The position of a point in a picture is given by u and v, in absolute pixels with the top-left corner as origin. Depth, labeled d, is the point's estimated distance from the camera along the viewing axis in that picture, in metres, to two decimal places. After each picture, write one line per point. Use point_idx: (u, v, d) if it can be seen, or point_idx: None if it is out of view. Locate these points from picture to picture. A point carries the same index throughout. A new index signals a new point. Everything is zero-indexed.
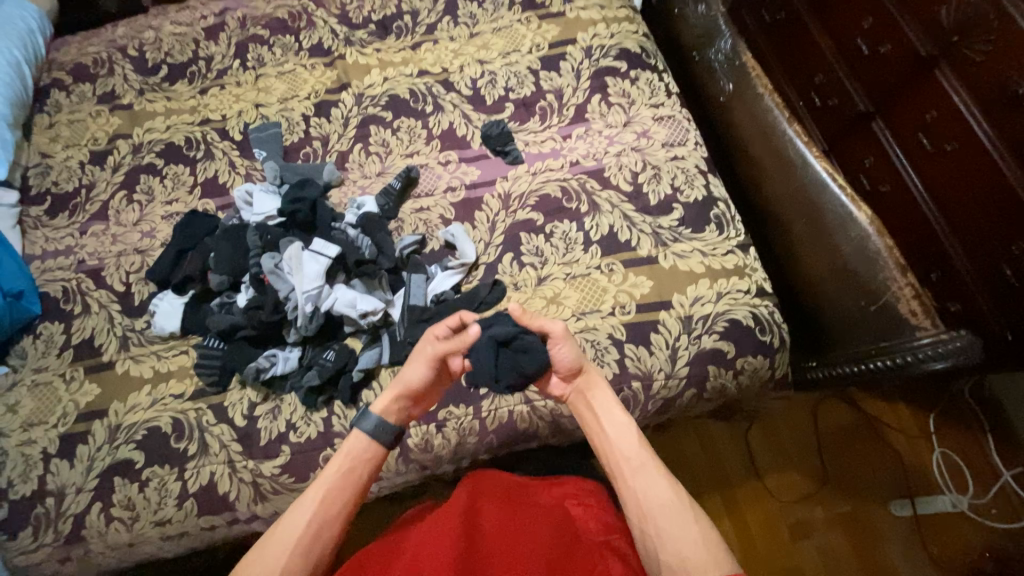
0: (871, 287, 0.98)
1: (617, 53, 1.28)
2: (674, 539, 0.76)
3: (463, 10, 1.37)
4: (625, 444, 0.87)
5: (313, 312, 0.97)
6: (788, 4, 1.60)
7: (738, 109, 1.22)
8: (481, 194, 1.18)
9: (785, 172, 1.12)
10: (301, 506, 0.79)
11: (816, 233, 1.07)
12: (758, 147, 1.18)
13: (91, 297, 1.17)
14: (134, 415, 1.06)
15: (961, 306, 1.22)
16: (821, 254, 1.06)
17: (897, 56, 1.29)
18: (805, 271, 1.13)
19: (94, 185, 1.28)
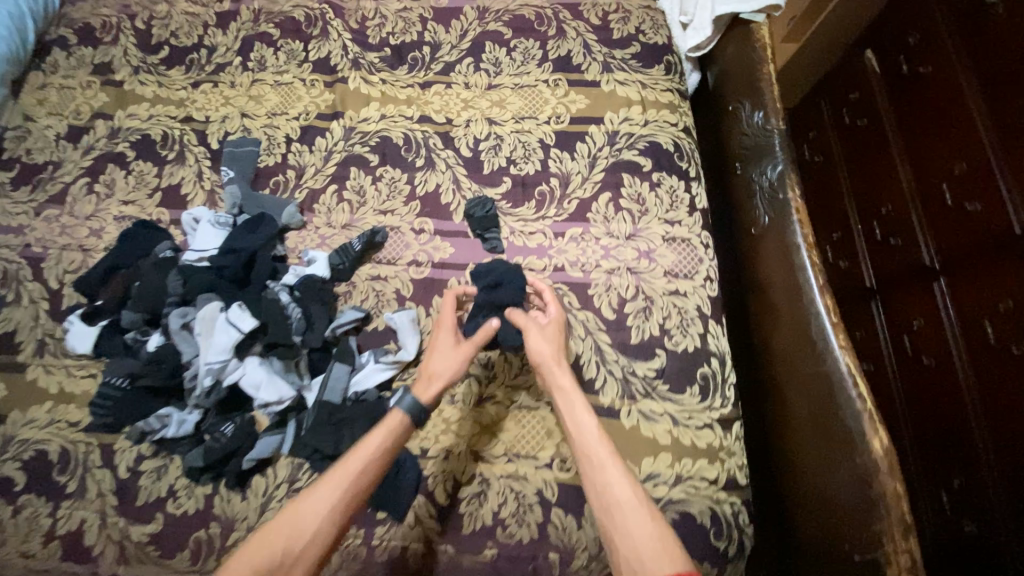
0: (862, 531, 0.77)
1: (644, 147, 1.10)
2: (639, 539, 0.64)
3: (488, 54, 1.22)
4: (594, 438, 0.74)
5: (212, 387, 0.88)
6: (874, 110, 1.33)
7: (770, 247, 1.00)
8: (447, 277, 1.04)
9: (802, 346, 0.91)
10: (326, 485, 0.71)
11: (819, 431, 0.87)
12: (782, 300, 0.97)
13: (23, 288, 1.10)
14: (28, 430, 0.98)
15: (978, 529, 0.99)
16: (819, 458, 0.87)
17: (987, 217, 1.01)
18: (795, 463, 0.94)
19: (62, 164, 1.20)
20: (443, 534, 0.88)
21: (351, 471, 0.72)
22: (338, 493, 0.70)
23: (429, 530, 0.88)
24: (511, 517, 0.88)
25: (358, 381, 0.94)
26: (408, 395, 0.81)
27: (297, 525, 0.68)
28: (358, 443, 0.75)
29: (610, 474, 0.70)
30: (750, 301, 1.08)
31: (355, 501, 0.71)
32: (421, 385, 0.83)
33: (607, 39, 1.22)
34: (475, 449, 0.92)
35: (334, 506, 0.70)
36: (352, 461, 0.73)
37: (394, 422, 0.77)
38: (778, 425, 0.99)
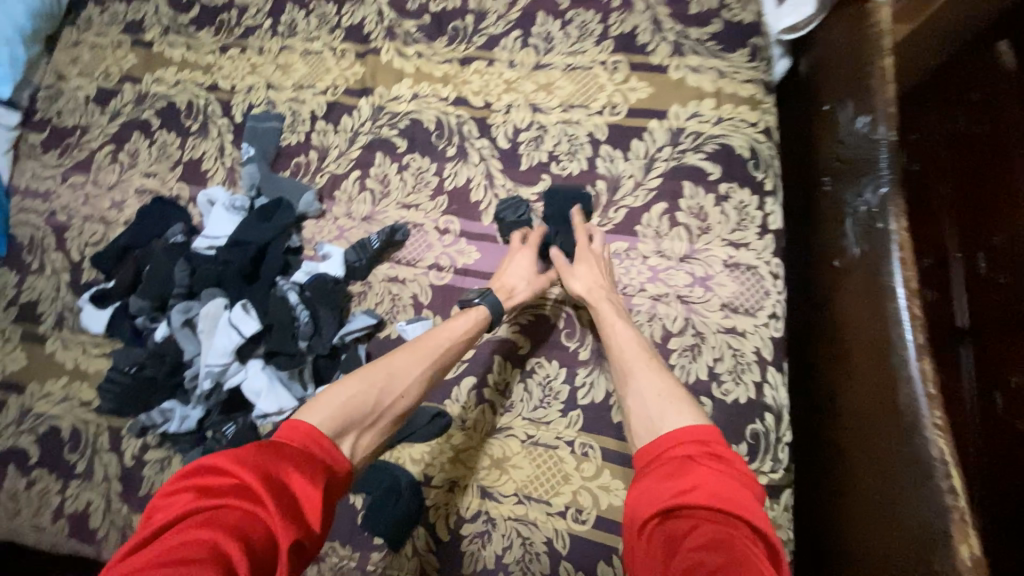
0: None
1: (713, 150, 0.93)
2: (657, 399, 0.69)
3: (540, 27, 1.05)
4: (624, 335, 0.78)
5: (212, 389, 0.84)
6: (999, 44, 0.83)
7: (855, 284, 0.80)
8: (469, 286, 0.94)
9: (880, 406, 0.70)
10: (412, 356, 0.73)
11: (879, 533, 0.67)
12: (864, 355, 0.76)
13: (48, 257, 1.09)
14: (45, 403, 0.99)
15: None
16: (873, 536, 0.68)
17: None
18: (840, 558, 0.75)
19: (90, 129, 1.17)
20: (441, 570, 0.82)
21: (428, 350, 0.74)
22: (419, 365, 0.73)
23: (425, 564, 0.82)
24: (515, 564, 0.80)
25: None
26: (489, 294, 0.83)
27: (379, 381, 0.69)
28: (443, 324, 0.79)
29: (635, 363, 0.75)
30: (821, 345, 0.89)
31: (432, 377, 0.74)
32: (494, 292, 0.84)
33: (681, 14, 1.02)
34: (481, 483, 0.84)
35: (418, 375, 0.72)
36: (429, 342, 0.76)
37: (472, 316, 0.80)
38: (830, 503, 0.80)
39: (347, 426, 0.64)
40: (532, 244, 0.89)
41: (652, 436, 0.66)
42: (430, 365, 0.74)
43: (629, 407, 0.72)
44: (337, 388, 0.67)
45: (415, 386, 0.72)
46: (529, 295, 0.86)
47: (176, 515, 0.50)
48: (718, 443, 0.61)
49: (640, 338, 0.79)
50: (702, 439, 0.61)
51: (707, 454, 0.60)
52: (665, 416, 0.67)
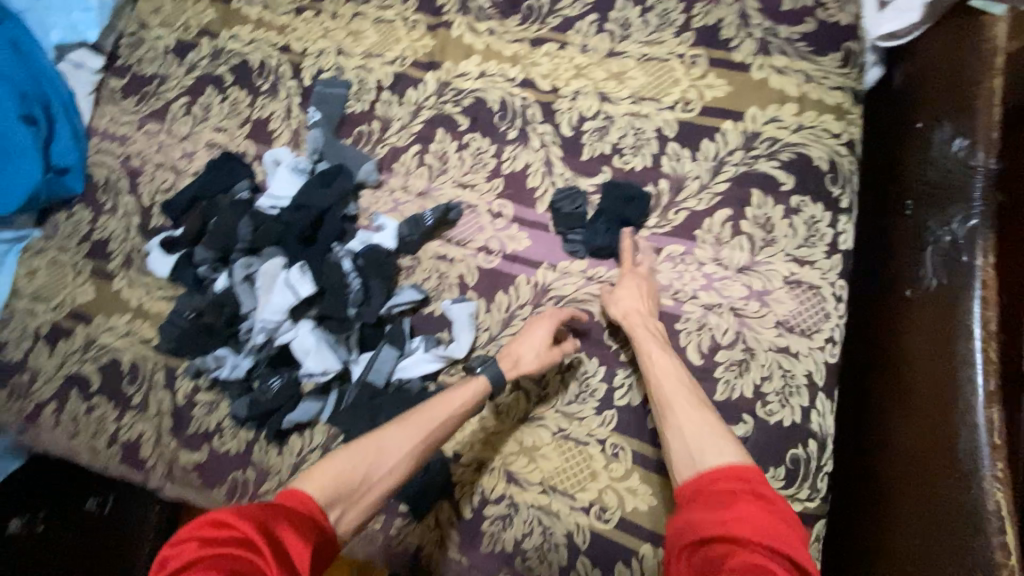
0: None
1: (789, 159, 0.88)
2: (698, 439, 0.66)
3: (618, 12, 1.01)
4: (664, 364, 0.76)
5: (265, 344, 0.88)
6: None
7: (932, 319, 0.74)
8: (516, 273, 0.93)
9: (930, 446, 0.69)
10: (404, 430, 0.72)
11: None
12: (932, 399, 0.71)
13: (121, 199, 1.15)
14: (109, 337, 1.06)
15: None
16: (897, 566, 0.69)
17: None
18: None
19: (167, 80, 1.21)
20: (461, 546, 0.84)
21: (425, 422, 0.73)
22: (415, 438, 0.72)
23: (446, 537, 0.84)
24: (536, 550, 0.81)
25: (405, 367, 0.88)
26: (493, 364, 0.80)
27: (370, 459, 0.69)
28: (438, 395, 0.77)
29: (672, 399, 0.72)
30: (877, 378, 0.83)
31: (430, 450, 0.73)
32: (498, 362, 0.81)
33: (772, 10, 0.96)
34: (508, 468, 0.84)
35: (409, 452, 0.71)
36: (430, 411, 0.75)
37: (473, 388, 0.79)
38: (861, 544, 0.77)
39: (337, 498, 0.66)
40: (551, 321, 0.83)
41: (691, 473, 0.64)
42: (425, 437, 0.73)
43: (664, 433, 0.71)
44: (329, 460, 0.68)
45: (407, 462, 0.71)
46: (536, 369, 0.82)
47: (186, 559, 0.54)
48: (761, 484, 0.60)
49: (680, 367, 0.77)
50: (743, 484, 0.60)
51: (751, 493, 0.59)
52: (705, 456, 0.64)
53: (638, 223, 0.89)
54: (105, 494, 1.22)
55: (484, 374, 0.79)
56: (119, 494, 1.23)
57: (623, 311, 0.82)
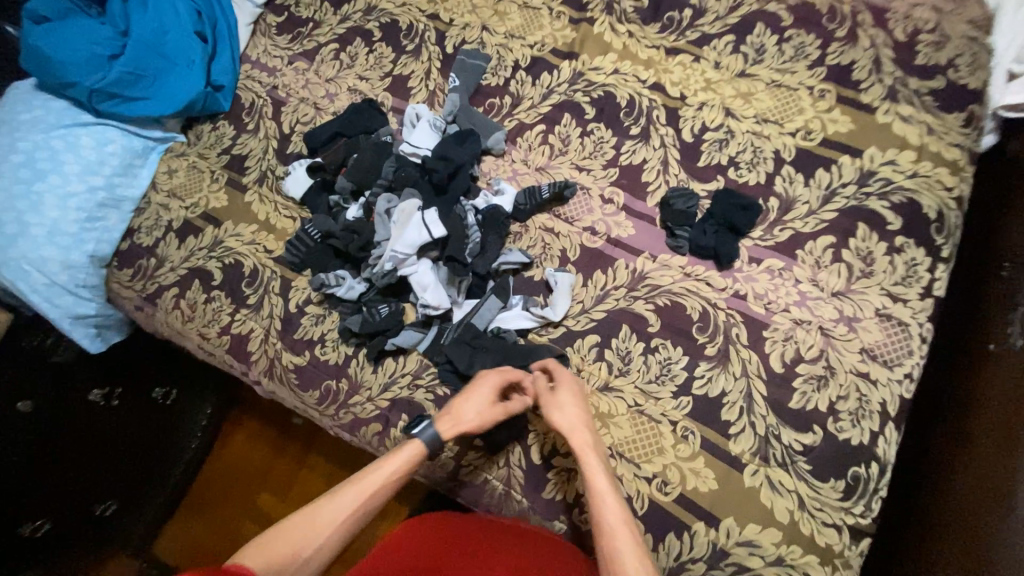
0: None
1: (899, 202, 0.92)
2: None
3: (755, 37, 1.07)
4: (604, 494, 0.74)
5: (389, 271, 0.96)
6: None
7: (999, 379, 0.79)
8: (616, 256, 1.00)
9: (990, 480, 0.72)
10: (340, 501, 0.74)
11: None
12: (984, 454, 0.76)
13: (263, 123, 1.27)
14: (234, 241, 1.18)
15: None
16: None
17: None
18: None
19: (320, 25, 1.32)
20: (524, 488, 0.91)
21: (354, 497, 0.74)
22: (347, 508, 0.73)
23: (512, 477, 0.92)
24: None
25: (506, 322, 0.97)
26: (430, 428, 0.82)
27: (302, 532, 0.70)
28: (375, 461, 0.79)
29: (620, 544, 0.70)
30: (944, 431, 0.88)
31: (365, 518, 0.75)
32: (439, 422, 0.83)
33: (907, 61, 0.99)
34: None
35: (342, 524, 0.72)
36: (357, 491, 0.75)
37: (405, 455, 0.79)
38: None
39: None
40: (489, 382, 0.86)
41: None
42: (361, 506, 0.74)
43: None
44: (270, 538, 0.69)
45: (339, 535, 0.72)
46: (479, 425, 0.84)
47: None
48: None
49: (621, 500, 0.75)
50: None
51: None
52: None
53: (745, 231, 0.95)
54: (169, 387, 1.45)
55: (422, 437, 0.81)
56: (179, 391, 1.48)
57: (566, 422, 0.81)
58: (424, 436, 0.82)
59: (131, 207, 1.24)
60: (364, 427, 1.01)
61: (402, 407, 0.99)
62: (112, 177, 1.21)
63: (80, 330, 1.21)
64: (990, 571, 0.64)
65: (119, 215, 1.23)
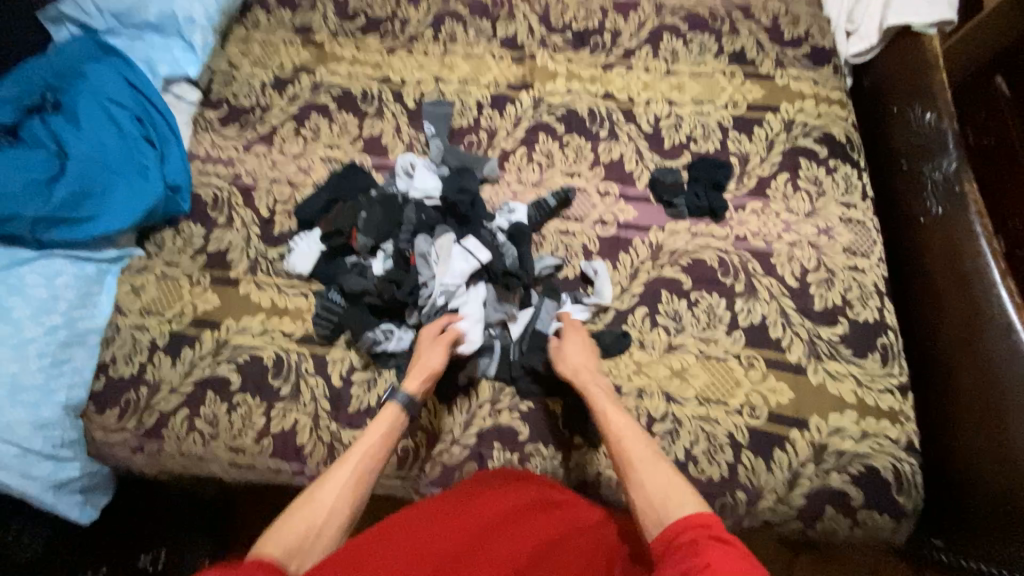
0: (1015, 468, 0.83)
1: (819, 136, 1.18)
2: (662, 489, 0.71)
3: (666, 44, 1.31)
4: (618, 419, 0.85)
5: (441, 305, 1.03)
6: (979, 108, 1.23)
7: (935, 241, 1.05)
8: (631, 237, 1.12)
9: (962, 308, 0.97)
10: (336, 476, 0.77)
11: (994, 422, 0.88)
12: (946, 296, 1.01)
13: (236, 213, 1.20)
14: (243, 337, 1.08)
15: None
16: (967, 401, 0.93)
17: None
18: (966, 461, 0.92)
19: (269, 109, 1.32)
20: None
21: (362, 451, 0.82)
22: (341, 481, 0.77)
23: None
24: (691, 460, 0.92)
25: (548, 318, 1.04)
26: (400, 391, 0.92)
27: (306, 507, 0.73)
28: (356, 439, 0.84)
29: (629, 448, 0.80)
30: (910, 297, 1.10)
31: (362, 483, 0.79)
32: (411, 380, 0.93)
33: (778, 39, 1.30)
34: (666, 390, 0.98)
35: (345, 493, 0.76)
36: (363, 449, 0.82)
37: (389, 414, 0.88)
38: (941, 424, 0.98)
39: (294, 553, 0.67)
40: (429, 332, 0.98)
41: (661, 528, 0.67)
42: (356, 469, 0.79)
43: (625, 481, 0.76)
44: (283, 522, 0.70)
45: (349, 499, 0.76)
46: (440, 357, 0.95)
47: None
48: (723, 530, 0.60)
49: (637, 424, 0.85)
50: (702, 526, 0.61)
51: (716, 543, 0.58)
52: (671, 506, 0.68)
53: (725, 187, 1.14)
54: (156, 549, 1.19)
55: (392, 399, 0.90)
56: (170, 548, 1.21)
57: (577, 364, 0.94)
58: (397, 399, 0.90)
59: (97, 339, 1.08)
60: (457, 473, 0.97)
61: (491, 435, 0.97)
62: (70, 311, 1.06)
63: (65, 500, 1.01)
64: (1007, 370, 0.87)
65: (86, 351, 1.06)
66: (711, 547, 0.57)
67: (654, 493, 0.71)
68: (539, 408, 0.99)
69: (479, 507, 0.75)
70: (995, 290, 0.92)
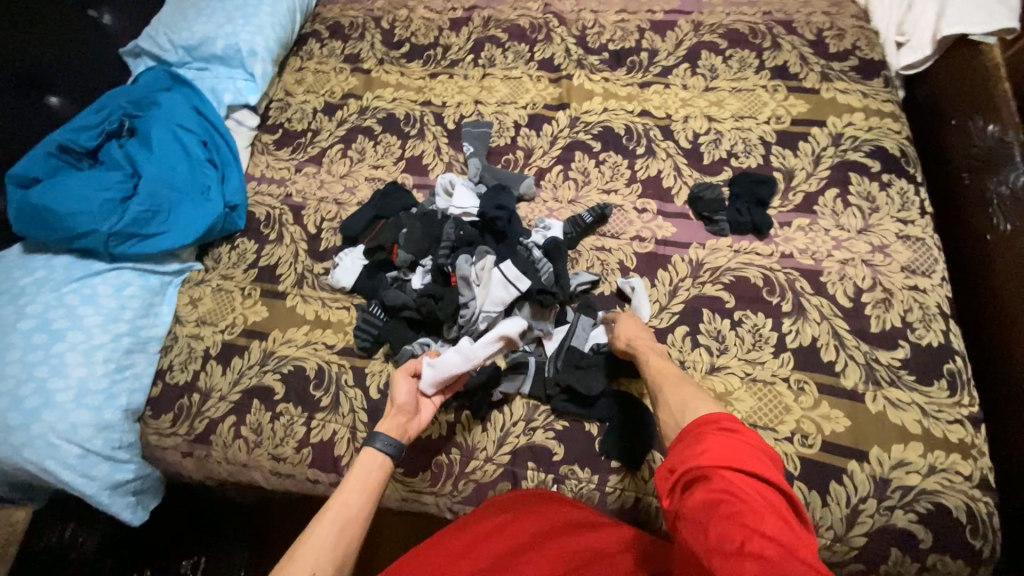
0: None
1: (870, 150, 1.13)
2: (685, 403, 0.73)
3: (705, 61, 1.30)
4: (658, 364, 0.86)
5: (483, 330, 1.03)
6: None
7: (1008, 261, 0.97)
8: (670, 254, 1.10)
9: None
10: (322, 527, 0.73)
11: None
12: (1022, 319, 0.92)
13: (286, 230, 1.27)
14: (287, 348, 1.13)
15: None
16: None
17: None
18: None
19: (319, 132, 1.40)
20: None
21: (341, 505, 0.75)
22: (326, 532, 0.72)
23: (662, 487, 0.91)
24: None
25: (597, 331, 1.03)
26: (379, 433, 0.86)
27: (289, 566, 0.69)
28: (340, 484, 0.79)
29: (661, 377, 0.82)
30: (980, 321, 1.01)
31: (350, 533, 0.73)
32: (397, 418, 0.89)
33: (823, 53, 1.26)
34: None
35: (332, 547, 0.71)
36: (342, 505, 0.75)
37: (367, 462, 0.82)
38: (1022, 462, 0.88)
39: None
40: (402, 366, 0.94)
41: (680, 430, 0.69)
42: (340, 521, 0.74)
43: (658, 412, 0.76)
44: None
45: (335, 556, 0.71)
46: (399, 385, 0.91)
47: None
48: (731, 421, 0.63)
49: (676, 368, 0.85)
50: (713, 421, 0.64)
51: (722, 435, 0.61)
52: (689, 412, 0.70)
53: (769, 203, 1.11)
54: (196, 556, 1.24)
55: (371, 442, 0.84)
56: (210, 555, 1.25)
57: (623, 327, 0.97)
58: (372, 443, 0.84)
59: (157, 347, 1.16)
60: (490, 491, 0.96)
61: (526, 454, 0.96)
62: (135, 320, 1.14)
63: (119, 501, 1.06)
64: None
65: (147, 357, 1.13)
66: (716, 441, 0.60)
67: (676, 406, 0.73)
68: (575, 427, 0.97)
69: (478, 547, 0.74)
70: None
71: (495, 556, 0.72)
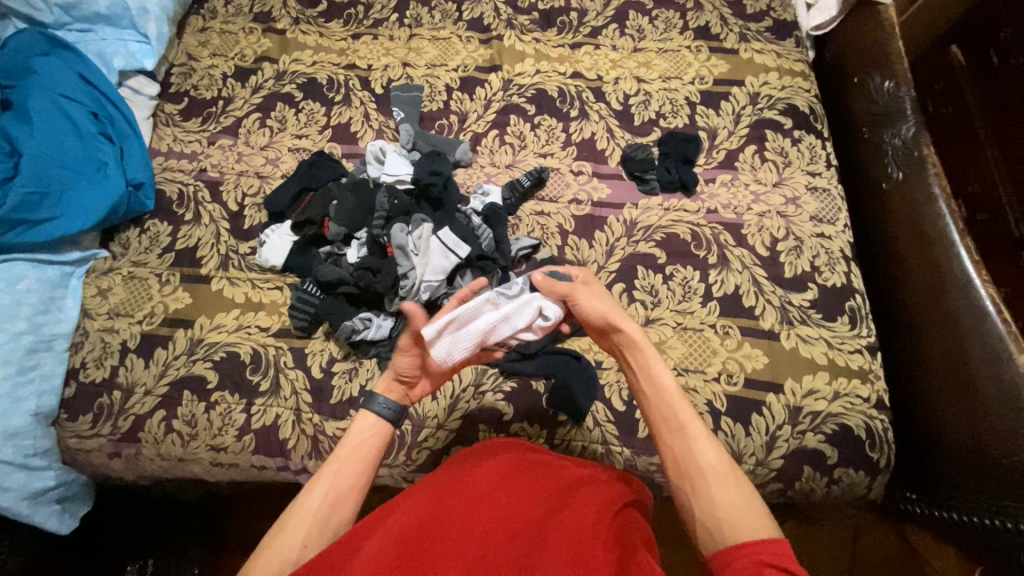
0: (988, 425, 0.87)
1: (784, 108, 1.20)
2: (730, 510, 0.63)
3: (632, 21, 1.31)
4: (677, 404, 0.74)
5: (425, 301, 1.01)
6: (942, 73, 1.23)
7: (897, 208, 1.08)
8: (606, 215, 1.13)
9: (925, 270, 1.00)
10: (317, 488, 0.70)
11: (957, 375, 0.92)
12: (908, 258, 1.04)
13: (204, 208, 1.17)
14: (217, 334, 1.06)
15: None
16: (931, 359, 0.97)
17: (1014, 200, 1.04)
18: (933, 410, 0.96)
19: (232, 100, 1.28)
20: (620, 437, 0.97)
21: (333, 479, 0.71)
22: (321, 491, 0.69)
23: (607, 433, 0.97)
24: None
25: (548, 301, 0.89)
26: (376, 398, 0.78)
27: (289, 526, 0.67)
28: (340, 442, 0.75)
29: (693, 441, 0.70)
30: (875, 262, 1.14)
31: (346, 498, 0.70)
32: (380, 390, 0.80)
33: (742, 14, 1.31)
34: None
35: (328, 505, 0.69)
36: (335, 474, 0.71)
37: (367, 429, 0.76)
38: (910, 383, 1.02)
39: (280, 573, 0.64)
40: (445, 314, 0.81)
41: (718, 547, 0.62)
42: (334, 483, 0.70)
43: (685, 490, 0.68)
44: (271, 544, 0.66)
45: (333, 512, 0.69)
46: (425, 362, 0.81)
47: None
48: (793, 563, 0.57)
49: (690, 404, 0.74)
50: (769, 556, 0.57)
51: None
52: (739, 527, 0.61)
53: (695, 161, 1.16)
54: (143, 559, 1.19)
55: (369, 407, 0.77)
56: (158, 558, 1.21)
57: (636, 335, 0.81)
58: (371, 406, 0.78)
59: (66, 344, 1.05)
60: (444, 456, 0.98)
61: (477, 418, 0.98)
62: (35, 316, 1.02)
63: (43, 510, 0.99)
64: (969, 325, 0.91)
65: (54, 357, 1.03)
66: None
67: (721, 508, 0.64)
68: (524, 388, 1.00)
69: (474, 478, 0.73)
70: (955, 249, 0.95)
71: (472, 494, 0.70)
